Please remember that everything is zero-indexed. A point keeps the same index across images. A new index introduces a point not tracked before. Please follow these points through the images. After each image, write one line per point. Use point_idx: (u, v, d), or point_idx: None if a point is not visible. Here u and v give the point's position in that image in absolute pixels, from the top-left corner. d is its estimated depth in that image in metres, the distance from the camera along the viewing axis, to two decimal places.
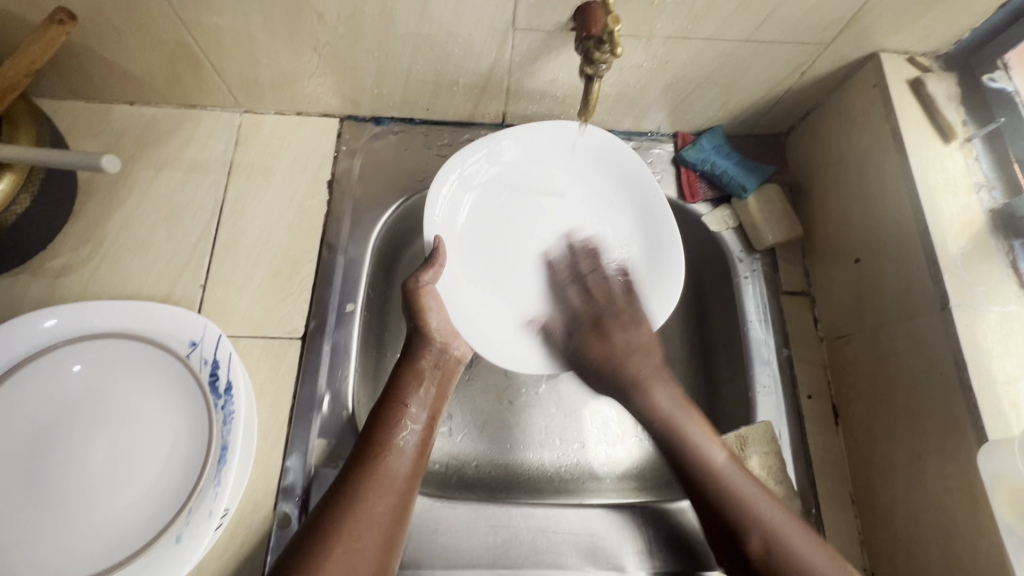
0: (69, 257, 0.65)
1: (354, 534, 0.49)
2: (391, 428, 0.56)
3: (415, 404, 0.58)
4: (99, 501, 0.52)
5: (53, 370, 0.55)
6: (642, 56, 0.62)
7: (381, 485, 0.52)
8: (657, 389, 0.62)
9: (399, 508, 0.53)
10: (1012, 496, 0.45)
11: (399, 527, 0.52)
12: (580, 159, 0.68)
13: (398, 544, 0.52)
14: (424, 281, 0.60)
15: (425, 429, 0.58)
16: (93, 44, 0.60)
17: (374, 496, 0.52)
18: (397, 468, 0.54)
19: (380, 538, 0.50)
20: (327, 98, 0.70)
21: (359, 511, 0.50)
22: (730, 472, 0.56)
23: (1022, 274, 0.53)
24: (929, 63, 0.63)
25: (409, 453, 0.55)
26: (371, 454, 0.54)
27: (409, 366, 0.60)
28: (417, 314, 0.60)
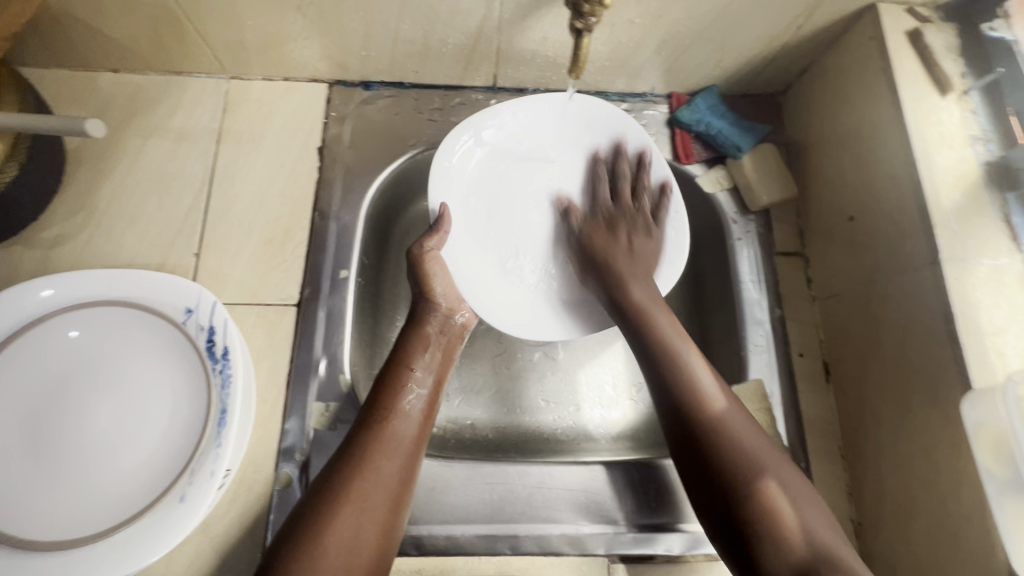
0: (61, 227, 0.65)
1: (363, 494, 0.49)
2: (398, 392, 0.55)
3: (421, 368, 0.58)
4: (105, 464, 0.54)
5: (51, 338, 0.55)
6: (634, 12, 0.61)
7: (388, 446, 0.52)
8: (660, 310, 0.58)
9: (406, 470, 0.52)
10: (994, 442, 0.45)
11: (407, 489, 0.52)
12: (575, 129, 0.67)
13: (405, 504, 0.51)
14: (429, 247, 0.61)
15: (431, 394, 0.58)
16: (72, 8, 0.59)
17: (382, 456, 0.51)
18: (405, 431, 0.54)
19: (388, 499, 0.50)
20: (314, 62, 0.69)
21: (366, 470, 0.50)
22: (731, 414, 0.52)
23: (1014, 227, 0.53)
24: (929, 14, 0.61)
25: (415, 416, 0.55)
26: (378, 417, 0.53)
27: (415, 332, 0.61)
28: (423, 281, 0.62)
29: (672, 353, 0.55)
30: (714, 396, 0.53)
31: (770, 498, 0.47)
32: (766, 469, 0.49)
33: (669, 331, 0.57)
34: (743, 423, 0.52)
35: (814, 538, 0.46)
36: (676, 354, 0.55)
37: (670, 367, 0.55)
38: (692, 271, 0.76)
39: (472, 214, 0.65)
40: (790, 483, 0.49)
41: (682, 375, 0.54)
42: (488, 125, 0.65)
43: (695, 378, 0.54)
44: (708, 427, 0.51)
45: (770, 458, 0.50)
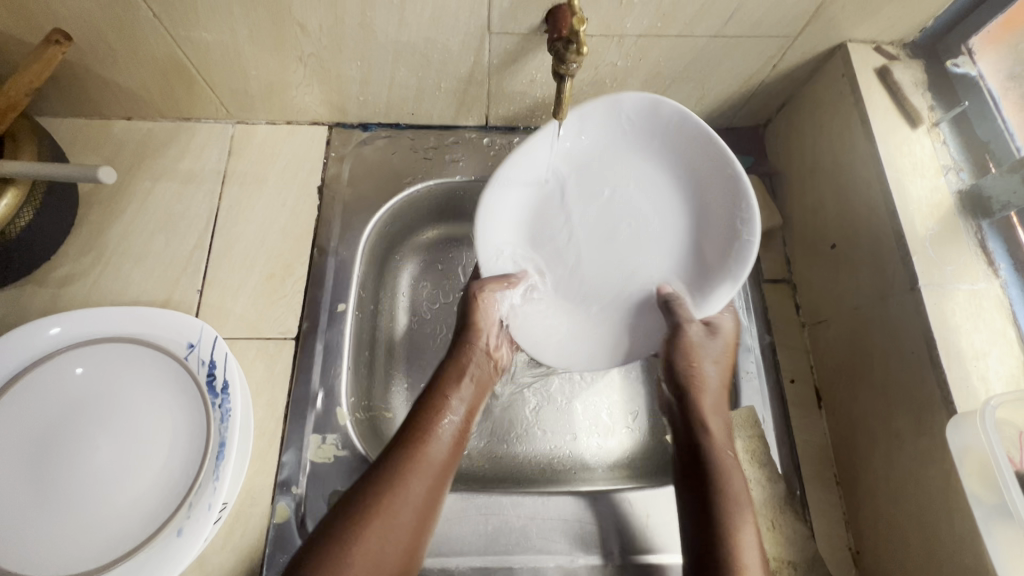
0: (71, 267, 0.67)
1: (392, 511, 0.49)
2: (434, 416, 0.57)
3: (456, 398, 0.60)
4: (105, 497, 0.55)
5: (58, 374, 0.57)
6: (616, 55, 0.64)
7: (422, 467, 0.53)
8: (714, 369, 0.62)
9: (434, 491, 0.53)
10: (979, 466, 0.46)
11: (431, 512, 0.52)
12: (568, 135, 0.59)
13: (427, 530, 0.52)
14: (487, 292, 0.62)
15: (463, 421, 0.60)
16: (90, 63, 0.63)
17: (415, 476, 0.52)
18: (437, 454, 0.55)
19: (413, 521, 0.50)
20: (315, 107, 0.73)
21: (397, 486, 0.51)
22: (737, 485, 0.55)
23: (989, 253, 0.55)
24: (896, 51, 0.64)
25: (447, 442, 0.56)
26: (417, 438, 0.55)
27: (454, 361, 0.62)
28: (472, 318, 0.63)
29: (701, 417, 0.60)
30: (717, 455, 0.57)
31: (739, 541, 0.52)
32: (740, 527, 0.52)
33: (709, 371, 0.61)
34: (744, 493, 0.55)
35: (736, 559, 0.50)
36: (697, 381, 0.61)
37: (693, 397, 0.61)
38: None
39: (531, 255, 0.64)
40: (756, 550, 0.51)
41: (695, 404, 0.61)
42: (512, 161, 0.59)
43: (705, 413, 0.60)
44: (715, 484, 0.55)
45: (748, 535, 0.52)
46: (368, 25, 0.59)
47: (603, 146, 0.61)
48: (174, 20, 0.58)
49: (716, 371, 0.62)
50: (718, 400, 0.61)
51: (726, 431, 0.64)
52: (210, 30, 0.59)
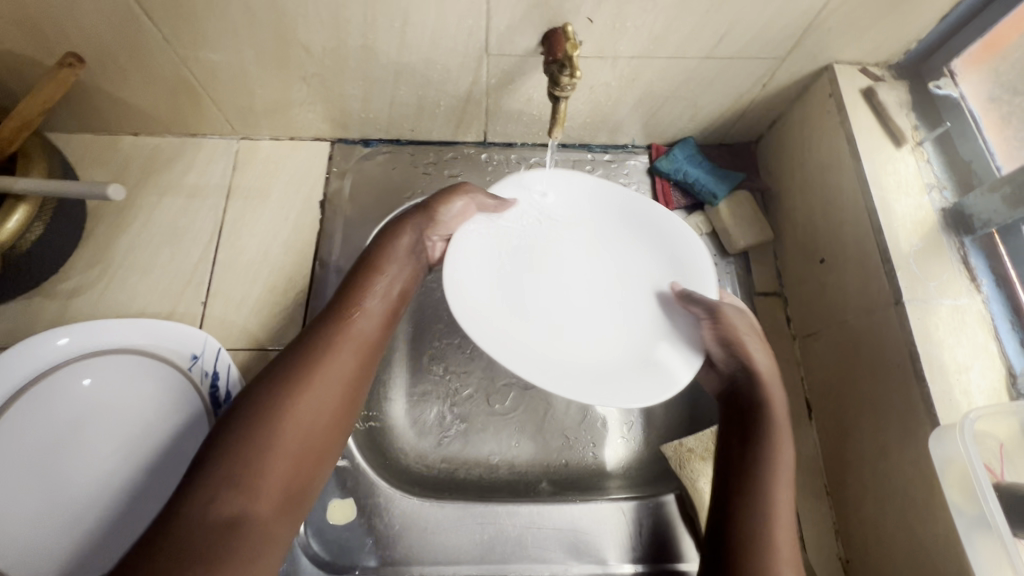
0: (79, 279, 0.69)
1: (306, 395, 0.46)
2: (363, 292, 0.53)
3: (392, 268, 0.55)
4: (109, 506, 0.56)
5: (64, 385, 0.59)
6: (610, 75, 0.66)
7: (338, 358, 0.49)
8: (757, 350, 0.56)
9: (361, 368, 0.50)
10: (960, 477, 0.47)
11: (362, 384, 0.50)
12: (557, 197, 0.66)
13: (335, 443, 0.48)
14: (461, 198, 0.59)
15: (398, 300, 0.56)
16: (100, 82, 0.65)
17: (340, 357, 0.49)
18: (359, 339, 0.51)
19: (344, 388, 0.49)
20: (318, 124, 0.75)
21: (312, 376, 0.47)
22: (782, 489, 0.50)
23: (972, 269, 0.57)
24: (881, 72, 0.66)
25: (376, 324, 0.52)
26: (342, 316, 0.50)
27: (394, 225, 0.58)
28: (440, 202, 0.59)
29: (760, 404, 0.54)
30: (777, 452, 0.51)
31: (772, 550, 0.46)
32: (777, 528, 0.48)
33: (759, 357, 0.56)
34: (784, 503, 0.49)
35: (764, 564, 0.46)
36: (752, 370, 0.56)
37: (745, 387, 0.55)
38: None
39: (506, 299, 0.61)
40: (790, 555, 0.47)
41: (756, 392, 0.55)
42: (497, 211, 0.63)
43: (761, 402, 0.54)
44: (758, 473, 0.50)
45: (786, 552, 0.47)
46: (370, 46, 0.61)
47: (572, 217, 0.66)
48: (183, 42, 0.60)
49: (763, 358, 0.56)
50: (776, 376, 0.56)
51: None
52: (218, 51, 0.61)
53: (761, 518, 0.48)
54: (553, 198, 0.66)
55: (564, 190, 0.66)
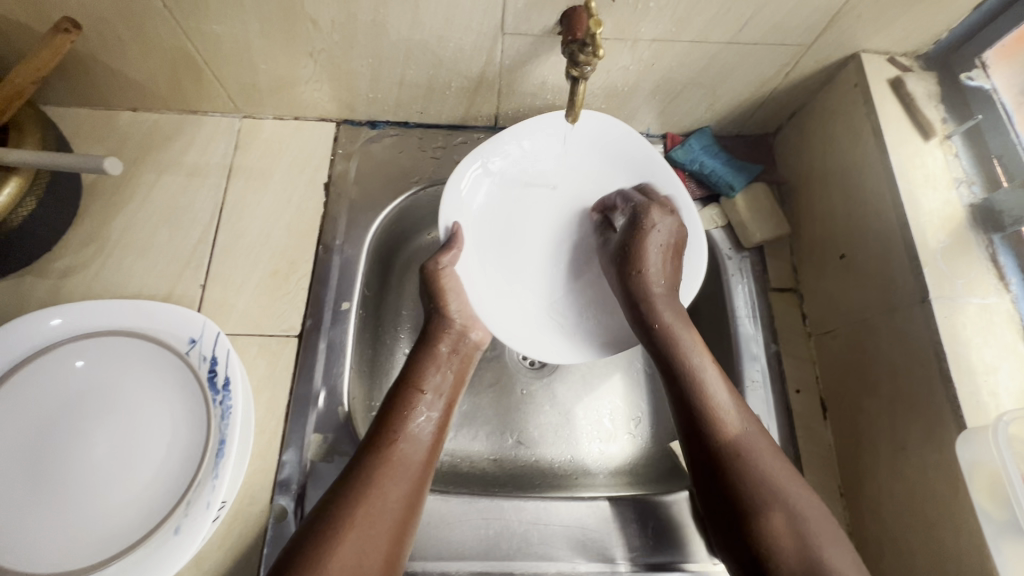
0: (73, 258, 0.66)
1: (368, 520, 0.49)
2: (405, 415, 0.56)
3: (431, 390, 0.58)
4: (102, 493, 0.54)
5: (55, 367, 0.56)
6: (628, 59, 0.64)
7: (396, 471, 0.52)
8: (681, 329, 0.59)
9: (412, 498, 0.52)
10: (989, 483, 0.46)
11: (413, 514, 0.52)
12: (567, 151, 0.66)
13: (407, 539, 0.51)
14: (444, 263, 0.60)
15: (441, 417, 0.58)
16: (97, 53, 0.62)
17: (387, 482, 0.51)
18: (412, 455, 0.54)
19: (393, 522, 0.50)
20: (324, 103, 0.72)
21: (372, 496, 0.50)
22: (751, 437, 0.54)
23: (1001, 267, 0.55)
24: (909, 63, 0.64)
25: (423, 441, 0.55)
26: (385, 441, 0.54)
27: (426, 349, 0.60)
28: (438, 295, 0.61)
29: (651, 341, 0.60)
30: (715, 406, 0.56)
31: (775, 533, 0.50)
32: (768, 474, 0.52)
33: (689, 340, 0.59)
34: (743, 434, 0.54)
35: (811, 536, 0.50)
36: (670, 329, 0.59)
37: (676, 368, 0.58)
38: (689, 303, 0.76)
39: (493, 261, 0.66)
40: (808, 509, 0.51)
41: (679, 363, 0.58)
42: (493, 155, 0.64)
43: (704, 381, 0.57)
44: (722, 446, 0.54)
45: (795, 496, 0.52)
46: (381, 21, 0.58)
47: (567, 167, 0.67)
48: (185, 12, 0.57)
49: (683, 327, 0.59)
50: (680, 319, 0.60)
51: None
52: (221, 23, 0.58)
53: (748, 478, 0.52)
54: (562, 159, 0.66)
55: (584, 146, 0.66)
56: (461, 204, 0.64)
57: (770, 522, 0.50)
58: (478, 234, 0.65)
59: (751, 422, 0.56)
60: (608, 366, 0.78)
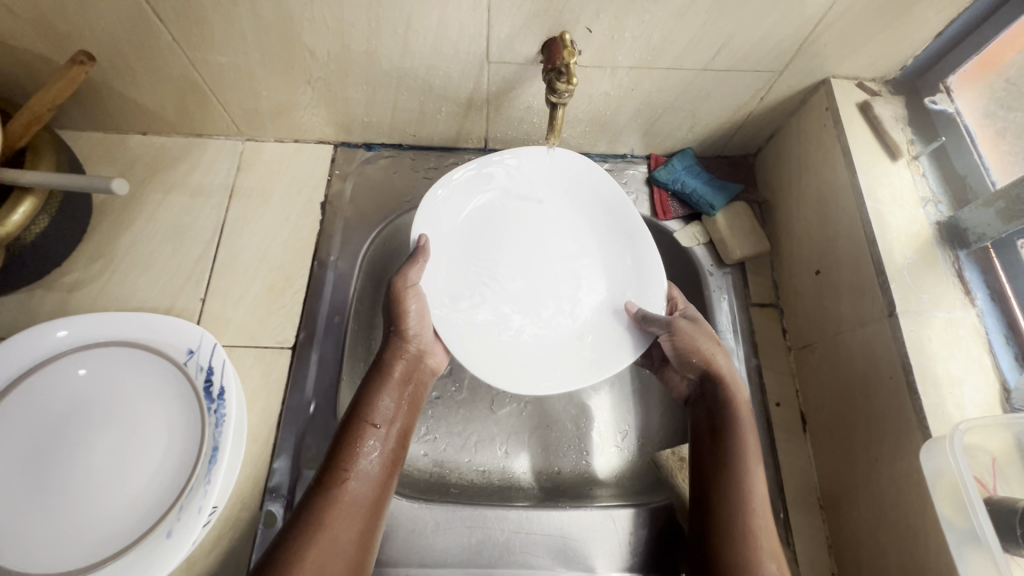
0: (81, 272, 0.70)
1: (322, 558, 0.49)
2: (357, 449, 0.55)
3: (382, 423, 0.58)
4: (98, 497, 0.56)
5: (61, 375, 0.59)
6: (608, 85, 0.67)
7: (347, 510, 0.52)
8: (725, 362, 0.61)
9: (365, 532, 0.53)
10: (949, 492, 0.46)
11: (367, 549, 0.52)
12: (555, 176, 0.70)
13: (363, 571, 0.52)
14: (410, 279, 0.60)
15: (393, 447, 0.58)
16: (111, 81, 0.67)
17: (337, 524, 0.51)
18: (362, 492, 0.54)
19: (347, 562, 0.51)
20: (322, 127, 0.76)
21: (324, 536, 0.50)
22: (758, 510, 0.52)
23: (967, 283, 0.57)
24: (878, 87, 0.67)
25: (375, 475, 0.55)
26: (336, 478, 0.53)
27: (378, 381, 0.60)
28: (398, 319, 0.61)
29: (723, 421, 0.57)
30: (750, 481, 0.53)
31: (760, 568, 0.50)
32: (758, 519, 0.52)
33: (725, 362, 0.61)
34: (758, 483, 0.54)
35: None
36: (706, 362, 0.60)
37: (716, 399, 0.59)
38: None
39: (465, 283, 0.66)
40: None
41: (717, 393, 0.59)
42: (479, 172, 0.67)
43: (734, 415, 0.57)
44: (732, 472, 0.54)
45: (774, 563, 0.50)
46: (373, 51, 0.62)
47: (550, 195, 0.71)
48: (191, 43, 0.61)
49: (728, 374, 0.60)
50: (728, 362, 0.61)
51: None
52: (225, 54, 0.63)
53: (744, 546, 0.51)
54: (549, 183, 0.71)
55: (559, 173, 0.70)
56: (440, 214, 0.65)
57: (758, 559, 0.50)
58: (456, 247, 0.67)
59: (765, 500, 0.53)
60: (595, 381, 0.79)
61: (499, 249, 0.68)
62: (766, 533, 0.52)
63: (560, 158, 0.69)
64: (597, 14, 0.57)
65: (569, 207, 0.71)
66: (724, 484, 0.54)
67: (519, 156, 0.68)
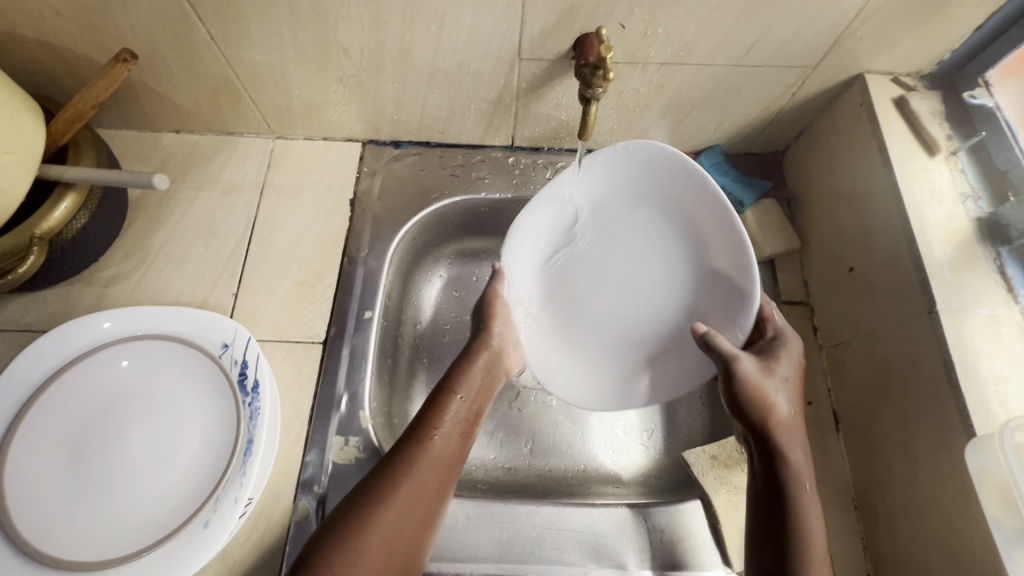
0: (117, 267, 0.71)
1: (406, 498, 0.51)
2: (441, 412, 0.58)
3: (464, 394, 0.61)
4: (136, 488, 0.57)
5: (100, 367, 0.60)
6: (639, 81, 0.67)
7: (429, 461, 0.54)
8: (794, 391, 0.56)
9: (443, 485, 0.54)
10: (998, 489, 0.46)
11: (443, 502, 0.54)
12: (602, 192, 0.61)
13: (437, 523, 0.53)
14: (497, 290, 0.65)
15: (468, 422, 0.60)
16: (149, 79, 0.68)
17: (422, 471, 0.53)
18: (445, 449, 0.56)
19: (427, 508, 0.52)
20: (351, 125, 0.77)
21: (408, 479, 0.52)
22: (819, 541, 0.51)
23: (1009, 280, 0.56)
24: (913, 83, 0.66)
25: (455, 437, 0.58)
26: (422, 433, 0.56)
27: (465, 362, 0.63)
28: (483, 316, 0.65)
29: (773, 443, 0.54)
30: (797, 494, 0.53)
31: None
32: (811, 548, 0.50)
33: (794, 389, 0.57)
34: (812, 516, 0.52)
35: None
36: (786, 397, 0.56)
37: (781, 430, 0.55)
38: None
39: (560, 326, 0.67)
40: None
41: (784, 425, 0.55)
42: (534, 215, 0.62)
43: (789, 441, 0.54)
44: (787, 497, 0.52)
45: None
46: (407, 49, 0.63)
47: (604, 211, 0.62)
48: (228, 42, 0.62)
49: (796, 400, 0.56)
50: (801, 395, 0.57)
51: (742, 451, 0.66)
52: (260, 52, 0.64)
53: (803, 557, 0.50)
54: (599, 203, 0.62)
55: (615, 179, 0.60)
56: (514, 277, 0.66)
57: None
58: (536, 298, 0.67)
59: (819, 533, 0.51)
60: None
61: (577, 285, 0.66)
62: (823, 547, 0.50)
63: (597, 170, 0.59)
64: (631, 9, 0.57)
65: (629, 215, 0.62)
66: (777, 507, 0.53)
67: (564, 183, 0.61)
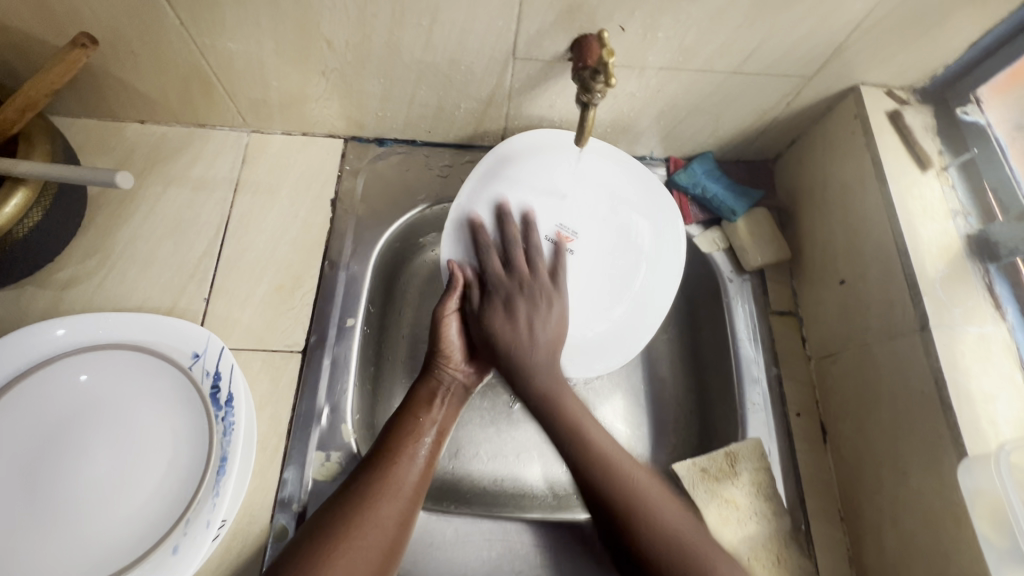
0: (76, 268, 0.66)
1: (360, 534, 0.50)
2: (409, 437, 0.58)
3: (429, 418, 0.61)
4: (98, 510, 0.53)
5: (58, 378, 0.56)
6: (635, 85, 0.65)
7: (389, 490, 0.53)
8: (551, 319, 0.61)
9: (405, 517, 0.53)
10: (991, 508, 0.47)
11: (402, 535, 0.53)
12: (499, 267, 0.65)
13: (397, 555, 0.52)
14: (450, 307, 0.63)
15: (434, 446, 0.60)
16: (110, 65, 0.63)
17: (383, 504, 0.52)
18: (408, 477, 0.55)
19: (386, 542, 0.51)
20: (333, 120, 0.73)
21: (366, 514, 0.51)
22: (689, 529, 0.51)
23: (997, 297, 0.56)
24: (906, 96, 0.66)
25: (420, 463, 0.57)
26: (384, 461, 0.55)
27: (424, 385, 0.63)
28: (440, 340, 0.63)
29: (574, 423, 0.57)
30: (629, 475, 0.53)
31: (671, 536, 0.50)
32: (659, 512, 0.51)
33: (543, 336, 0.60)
34: (627, 462, 0.54)
35: (673, 537, 0.50)
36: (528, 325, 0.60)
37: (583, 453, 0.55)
38: (690, 323, 0.78)
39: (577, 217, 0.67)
40: (681, 521, 0.52)
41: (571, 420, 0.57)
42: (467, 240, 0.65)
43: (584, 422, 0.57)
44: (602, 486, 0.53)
45: (672, 515, 0.52)
46: (394, 43, 0.59)
47: (504, 262, 0.65)
48: (199, 28, 0.57)
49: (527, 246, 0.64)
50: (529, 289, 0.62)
51: (733, 463, 0.63)
52: (235, 41, 0.59)
53: (633, 507, 0.51)
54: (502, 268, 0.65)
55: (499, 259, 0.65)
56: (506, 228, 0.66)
57: (656, 521, 0.51)
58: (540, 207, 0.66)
59: (651, 476, 0.54)
60: (608, 386, 0.78)
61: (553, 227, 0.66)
62: (665, 503, 0.53)
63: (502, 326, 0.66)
64: (632, 12, 0.55)
65: (523, 258, 0.65)
66: (591, 477, 0.53)
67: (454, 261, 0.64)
